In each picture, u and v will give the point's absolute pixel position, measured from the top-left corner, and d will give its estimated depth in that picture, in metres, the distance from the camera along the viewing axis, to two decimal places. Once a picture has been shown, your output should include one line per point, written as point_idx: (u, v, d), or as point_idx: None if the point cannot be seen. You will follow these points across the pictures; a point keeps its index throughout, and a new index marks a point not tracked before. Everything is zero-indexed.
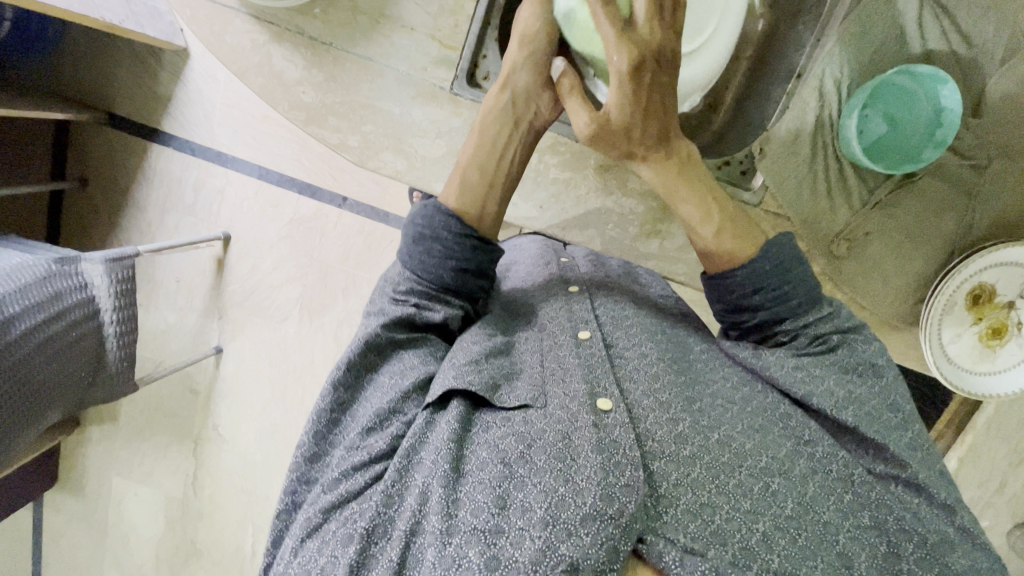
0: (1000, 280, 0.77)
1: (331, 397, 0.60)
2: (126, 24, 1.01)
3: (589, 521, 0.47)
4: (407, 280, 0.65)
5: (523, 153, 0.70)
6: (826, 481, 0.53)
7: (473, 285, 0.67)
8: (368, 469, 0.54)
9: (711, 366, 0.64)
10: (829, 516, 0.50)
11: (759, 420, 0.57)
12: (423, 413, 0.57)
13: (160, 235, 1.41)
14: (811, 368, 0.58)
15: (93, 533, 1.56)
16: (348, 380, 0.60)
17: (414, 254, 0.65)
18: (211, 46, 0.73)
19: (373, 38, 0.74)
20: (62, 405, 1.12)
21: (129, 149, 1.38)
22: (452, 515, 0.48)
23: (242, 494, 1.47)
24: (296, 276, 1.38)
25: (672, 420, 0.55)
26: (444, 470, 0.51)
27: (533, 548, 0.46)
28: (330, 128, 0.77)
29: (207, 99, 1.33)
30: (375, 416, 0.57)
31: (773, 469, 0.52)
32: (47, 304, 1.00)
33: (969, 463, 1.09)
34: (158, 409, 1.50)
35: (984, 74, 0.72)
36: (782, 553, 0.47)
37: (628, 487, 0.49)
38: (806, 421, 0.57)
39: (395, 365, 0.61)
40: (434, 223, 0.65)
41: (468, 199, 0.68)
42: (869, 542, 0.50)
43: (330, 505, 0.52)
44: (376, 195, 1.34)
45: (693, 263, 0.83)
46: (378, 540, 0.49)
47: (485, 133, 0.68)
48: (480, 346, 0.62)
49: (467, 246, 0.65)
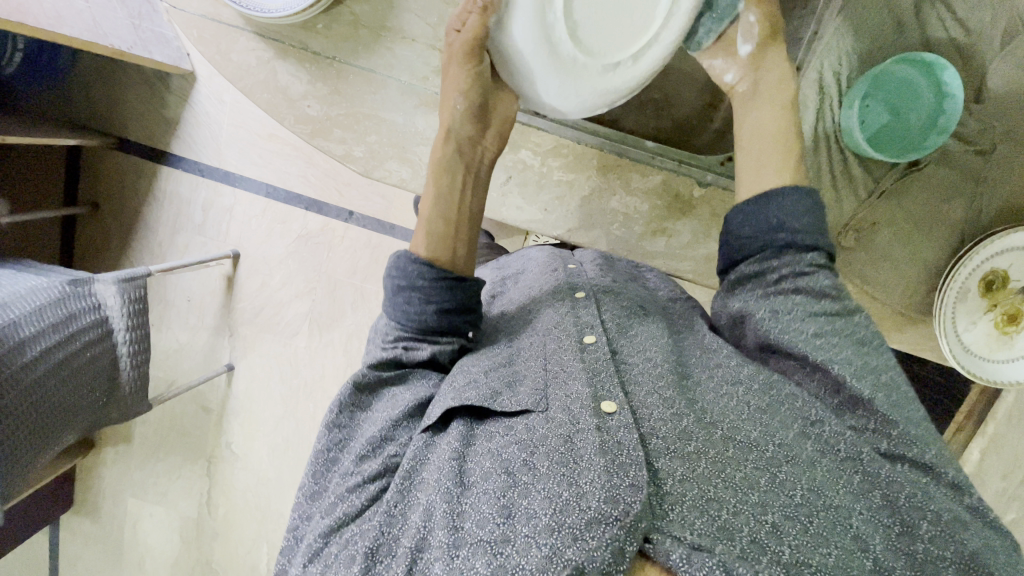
0: (1013, 265, 0.75)
1: (326, 438, 0.61)
2: (134, 50, 1.03)
3: (595, 524, 0.46)
4: (393, 330, 0.66)
5: (480, 195, 0.71)
6: (836, 463, 0.53)
7: (457, 321, 0.66)
8: (363, 490, 0.55)
9: (713, 355, 0.63)
10: (840, 500, 0.50)
11: (768, 399, 0.57)
12: (423, 435, 0.58)
13: (171, 254, 1.43)
14: (830, 337, 0.57)
15: (110, 555, 1.56)
16: (342, 420, 0.62)
17: (396, 304, 0.66)
18: (218, 65, 0.75)
19: (375, 50, 0.75)
20: (78, 425, 1.13)
21: (139, 171, 1.40)
22: (458, 528, 0.48)
23: (257, 511, 1.47)
24: (305, 291, 1.39)
25: (676, 416, 0.55)
26: (447, 486, 0.51)
27: (540, 555, 0.44)
28: (335, 139, 0.78)
29: (215, 121, 1.36)
30: (368, 444, 0.58)
31: (780, 460, 0.52)
32: (60, 326, 1.01)
33: (989, 456, 1.08)
34: (172, 430, 1.50)
35: (986, 58, 0.71)
36: (792, 543, 0.46)
37: (634, 486, 0.48)
38: (812, 399, 0.57)
39: (386, 400, 0.63)
40: (408, 272, 0.65)
41: (437, 243, 0.67)
42: (882, 522, 0.49)
43: (330, 527, 0.52)
44: (382, 208, 1.36)
45: (701, 258, 0.83)
46: (384, 558, 0.49)
47: (441, 183, 0.68)
48: (479, 369, 0.62)
49: (444, 289, 0.65)
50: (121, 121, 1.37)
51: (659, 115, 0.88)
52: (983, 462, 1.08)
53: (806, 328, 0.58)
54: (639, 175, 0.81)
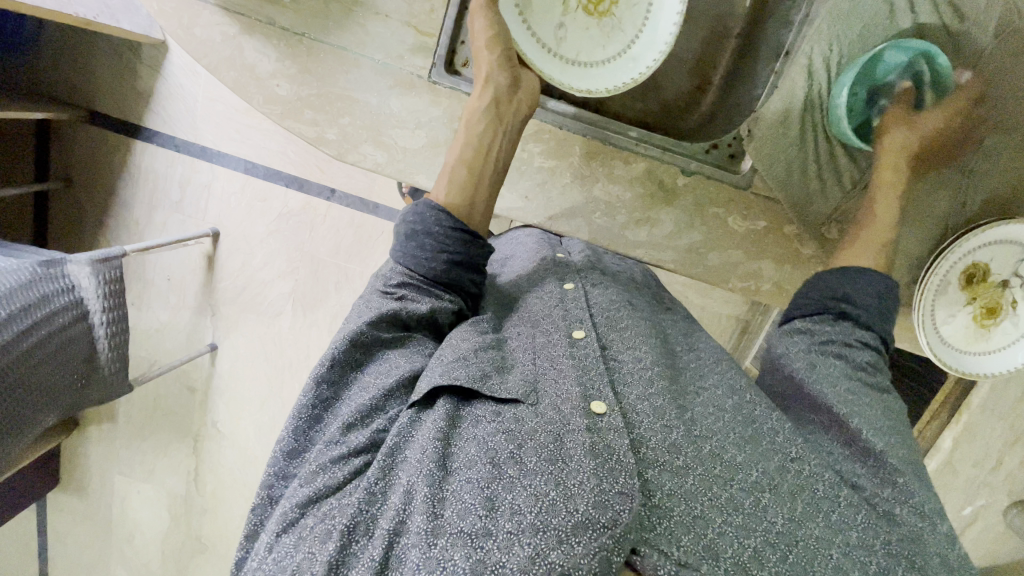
0: (994, 258, 0.76)
1: (313, 392, 0.58)
2: (101, 19, 0.98)
3: (581, 529, 0.45)
4: (399, 275, 0.63)
5: (509, 151, 0.69)
6: (813, 499, 0.51)
7: (466, 279, 0.65)
8: (347, 463, 0.53)
9: (700, 375, 0.64)
10: (819, 531, 0.49)
11: (748, 431, 0.56)
12: (408, 411, 0.56)
13: (148, 233, 1.40)
14: (858, 394, 0.61)
15: (99, 531, 1.58)
16: (332, 375, 0.59)
17: (407, 250, 0.64)
18: (180, 40, 0.71)
19: (347, 27, 0.72)
20: (57, 408, 1.11)
21: (112, 146, 1.35)
22: (438, 515, 0.47)
23: (244, 489, 1.48)
24: (287, 271, 1.37)
25: (666, 427, 0.54)
26: (430, 469, 0.50)
27: (522, 555, 0.43)
28: (307, 122, 0.75)
29: (189, 94, 1.30)
30: (357, 411, 0.56)
31: (764, 484, 0.52)
32: (33, 309, 0.97)
33: (964, 444, 1.10)
34: (157, 409, 1.50)
35: (977, 45, 0.70)
36: (773, 569, 0.46)
37: (623, 495, 0.48)
38: (792, 436, 0.56)
39: (381, 365, 0.60)
40: (426, 218, 0.63)
41: (457, 191, 0.66)
42: (859, 560, 0.48)
43: (308, 499, 0.50)
44: (364, 186, 1.32)
45: (682, 250, 0.82)
46: (360, 537, 0.47)
47: (472, 130, 0.66)
48: (471, 344, 0.60)
49: (459, 240, 0.64)
50: (91, 94, 1.31)
51: (647, 96, 0.86)
52: (958, 450, 1.11)
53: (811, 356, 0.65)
54: (623, 162, 0.79)
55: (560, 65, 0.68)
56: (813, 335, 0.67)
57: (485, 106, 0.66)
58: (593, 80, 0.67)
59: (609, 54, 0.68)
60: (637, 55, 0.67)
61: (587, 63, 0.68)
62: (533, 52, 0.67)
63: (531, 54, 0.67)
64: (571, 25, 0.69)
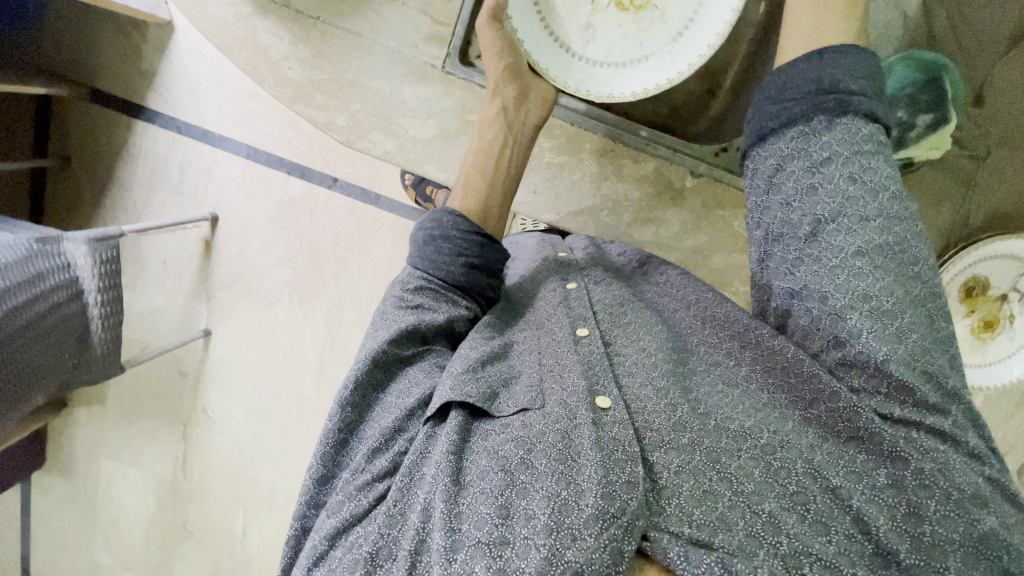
0: (994, 272, 0.77)
1: (338, 417, 0.57)
2: None
3: (592, 521, 0.45)
4: (417, 279, 0.63)
5: (522, 155, 0.70)
6: (835, 449, 0.51)
7: (483, 282, 0.66)
8: (371, 488, 0.53)
9: (715, 348, 0.62)
10: (838, 482, 0.48)
11: (762, 399, 0.56)
12: (424, 428, 0.56)
13: (146, 214, 1.38)
14: (869, 240, 0.51)
15: (82, 513, 1.56)
16: (355, 398, 0.58)
17: (425, 255, 0.64)
18: (192, 18, 0.69)
19: (363, 12, 0.71)
20: (48, 387, 1.09)
21: (113, 125, 1.34)
22: (456, 529, 0.47)
23: (232, 476, 1.47)
24: (286, 259, 1.36)
25: (670, 406, 0.55)
26: (445, 484, 0.49)
27: (539, 557, 0.44)
28: (317, 106, 0.74)
29: (194, 76, 1.30)
30: (381, 435, 0.56)
31: (775, 447, 0.51)
32: (25, 286, 0.97)
33: None
34: (147, 393, 1.48)
35: (987, 60, 0.70)
36: (791, 532, 0.46)
37: (629, 483, 0.48)
38: (802, 367, 0.55)
39: (401, 383, 0.60)
40: (444, 223, 0.64)
41: (472, 195, 0.67)
42: (887, 504, 0.47)
43: (337, 530, 0.51)
44: (367, 176, 1.32)
45: (686, 250, 0.84)
46: (384, 561, 0.47)
47: (485, 137, 0.68)
48: (476, 354, 0.59)
49: (477, 244, 0.65)
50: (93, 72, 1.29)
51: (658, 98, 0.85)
52: None
53: (801, 222, 0.54)
54: (632, 161, 0.80)
55: (585, 72, 0.66)
56: (802, 155, 0.55)
57: (494, 116, 0.68)
58: (617, 85, 0.65)
59: (642, 55, 0.65)
60: (669, 59, 0.64)
61: (616, 64, 0.66)
62: (551, 60, 0.66)
63: (549, 61, 0.65)
64: (600, 24, 0.65)
